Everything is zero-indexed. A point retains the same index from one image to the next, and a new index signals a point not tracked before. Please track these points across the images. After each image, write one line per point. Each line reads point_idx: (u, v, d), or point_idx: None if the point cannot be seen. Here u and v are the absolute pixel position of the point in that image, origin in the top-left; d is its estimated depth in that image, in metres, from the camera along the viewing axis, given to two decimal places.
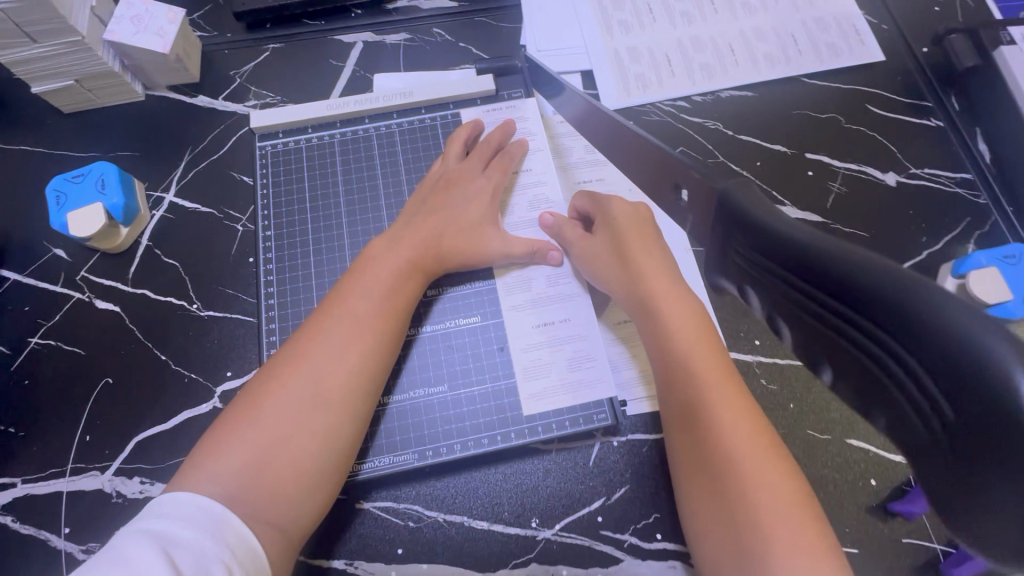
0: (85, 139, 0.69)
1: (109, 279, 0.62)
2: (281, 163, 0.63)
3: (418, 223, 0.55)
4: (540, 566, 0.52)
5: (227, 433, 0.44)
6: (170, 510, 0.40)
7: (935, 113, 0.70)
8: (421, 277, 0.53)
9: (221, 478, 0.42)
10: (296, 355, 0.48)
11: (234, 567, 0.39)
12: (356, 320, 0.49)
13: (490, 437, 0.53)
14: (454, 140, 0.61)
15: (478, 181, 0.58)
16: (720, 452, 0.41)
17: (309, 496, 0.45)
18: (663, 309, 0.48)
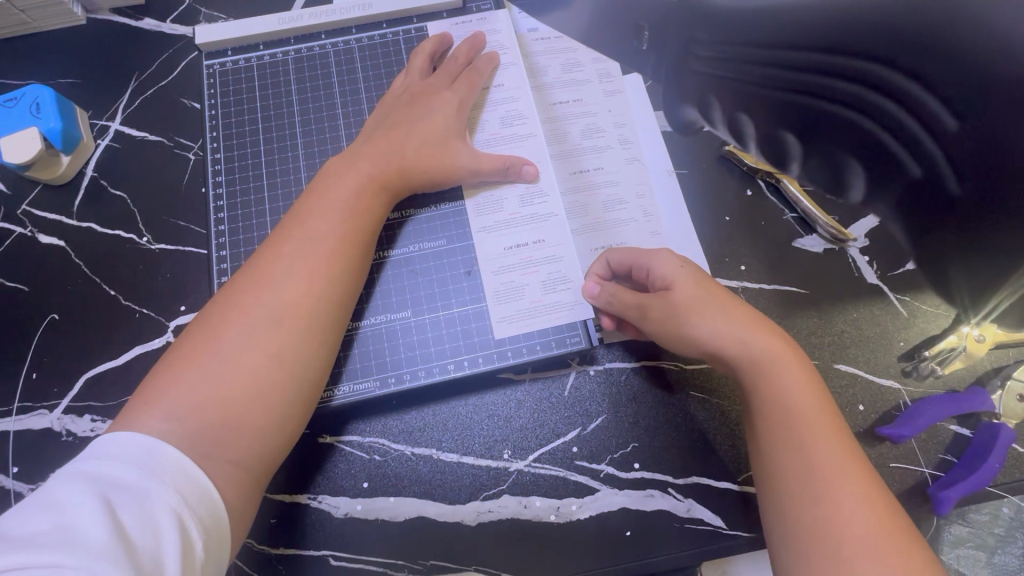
0: (22, 66, 0.63)
1: (52, 213, 0.58)
2: (231, 83, 0.58)
3: (378, 138, 0.51)
4: (512, 498, 0.49)
5: (179, 364, 0.40)
6: (113, 451, 0.35)
7: None
8: (385, 195, 0.50)
9: (173, 414, 0.38)
10: (252, 279, 0.44)
11: (186, 514, 0.35)
12: (319, 241, 0.45)
13: (457, 364, 0.50)
14: (418, 52, 0.56)
15: (444, 94, 0.54)
16: (819, 478, 0.38)
17: (273, 429, 0.41)
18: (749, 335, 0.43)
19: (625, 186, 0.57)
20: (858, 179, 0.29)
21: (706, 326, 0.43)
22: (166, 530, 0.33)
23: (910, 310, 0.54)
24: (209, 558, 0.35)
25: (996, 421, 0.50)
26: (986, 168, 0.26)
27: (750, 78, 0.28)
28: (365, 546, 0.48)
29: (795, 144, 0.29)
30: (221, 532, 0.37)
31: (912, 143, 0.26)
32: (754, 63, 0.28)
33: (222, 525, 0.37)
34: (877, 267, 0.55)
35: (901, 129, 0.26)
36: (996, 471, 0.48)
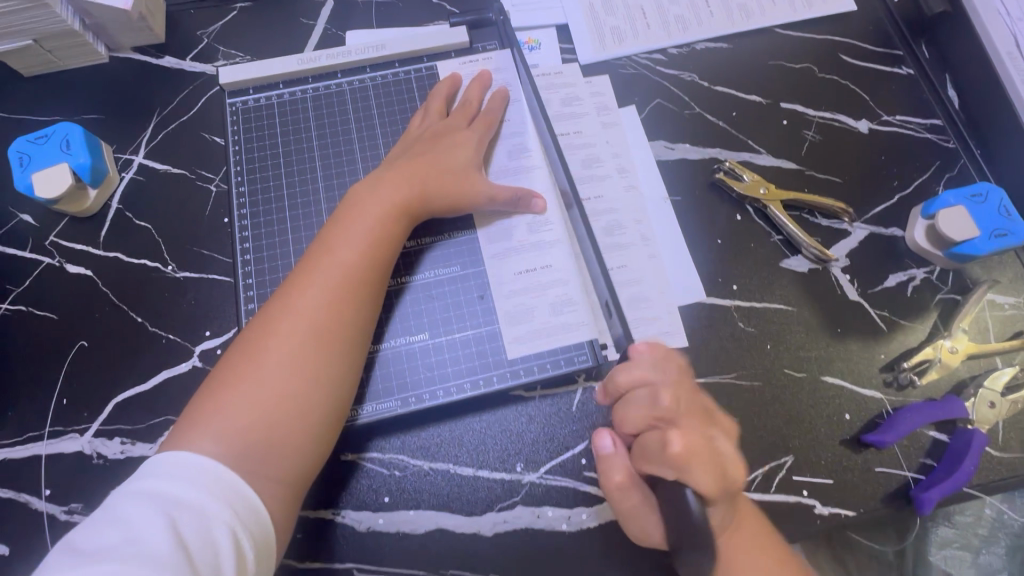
0: (50, 103, 0.67)
1: (80, 244, 0.61)
2: (253, 120, 0.62)
3: (397, 171, 0.54)
4: (526, 509, 0.52)
5: (220, 389, 0.43)
6: (170, 470, 0.39)
7: (907, 62, 0.70)
8: (405, 223, 0.53)
9: (220, 438, 0.41)
10: (282, 306, 0.47)
11: (240, 530, 0.38)
12: (342, 269, 0.48)
13: (473, 382, 0.54)
14: (435, 95, 0.60)
15: (463, 133, 0.58)
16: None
17: (310, 447, 0.44)
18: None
19: (624, 213, 0.62)
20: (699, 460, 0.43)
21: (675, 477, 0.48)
22: (224, 545, 0.37)
23: (888, 325, 0.59)
24: (260, 568, 0.39)
25: (972, 426, 0.54)
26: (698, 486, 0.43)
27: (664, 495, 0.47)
28: (388, 557, 0.51)
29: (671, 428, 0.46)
30: (269, 543, 0.40)
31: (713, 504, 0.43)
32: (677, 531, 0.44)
33: (269, 536, 0.41)
34: (857, 284, 0.60)
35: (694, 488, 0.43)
36: (971, 474, 0.52)
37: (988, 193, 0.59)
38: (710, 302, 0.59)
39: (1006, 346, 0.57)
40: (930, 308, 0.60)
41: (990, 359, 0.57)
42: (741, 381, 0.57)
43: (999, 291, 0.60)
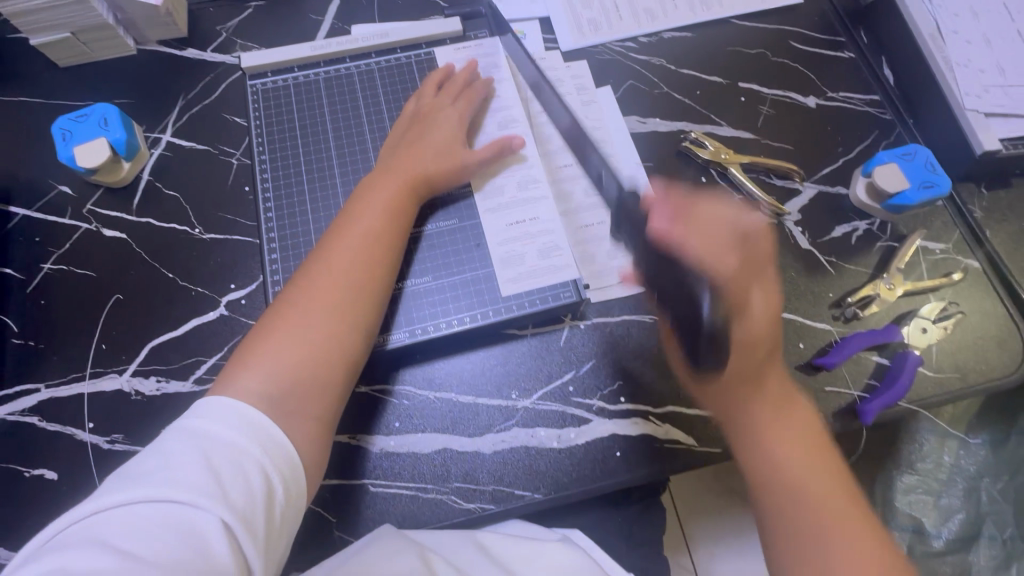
0: (82, 89, 0.74)
1: (115, 211, 0.67)
2: (272, 99, 0.70)
3: (402, 153, 0.62)
4: (521, 430, 0.59)
5: (260, 338, 0.49)
6: (207, 412, 0.43)
7: (848, 47, 0.79)
8: (414, 195, 0.60)
9: (265, 378, 0.47)
10: (312, 267, 0.53)
11: (269, 466, 0.43)
12: (366, 237, 0.55)
13: (472, 316, 0.61)
14: (428, 82, 0.68)
15: (444, 110, 0.66)
16: (813, 525, 0.47)
17: (340, 390, 0.51)
18: (778, 479, 0.49)
19: None
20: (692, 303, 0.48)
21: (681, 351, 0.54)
22: (255, 477, 0.41)
23: (835, 268, 0.67)
24: (289, 503, 0.43)
25: (908, 349, 0.62)
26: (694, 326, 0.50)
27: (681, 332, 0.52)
28: (399, 474, 0.57)
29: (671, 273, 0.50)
30: (298, 483, 0.45)
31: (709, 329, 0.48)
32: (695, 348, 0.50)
33: (298, 476, 0.45)
34: (808, 235, 0.69)
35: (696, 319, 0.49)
36: (906, 388, 0.60)
37: (916, 152, 0.68)
38: None
39: (936, 283, 0.65)
40: (872, 254, 0.68)
41: (924, 295, 0.66)
42: None
43: (930, 238, 0.69)
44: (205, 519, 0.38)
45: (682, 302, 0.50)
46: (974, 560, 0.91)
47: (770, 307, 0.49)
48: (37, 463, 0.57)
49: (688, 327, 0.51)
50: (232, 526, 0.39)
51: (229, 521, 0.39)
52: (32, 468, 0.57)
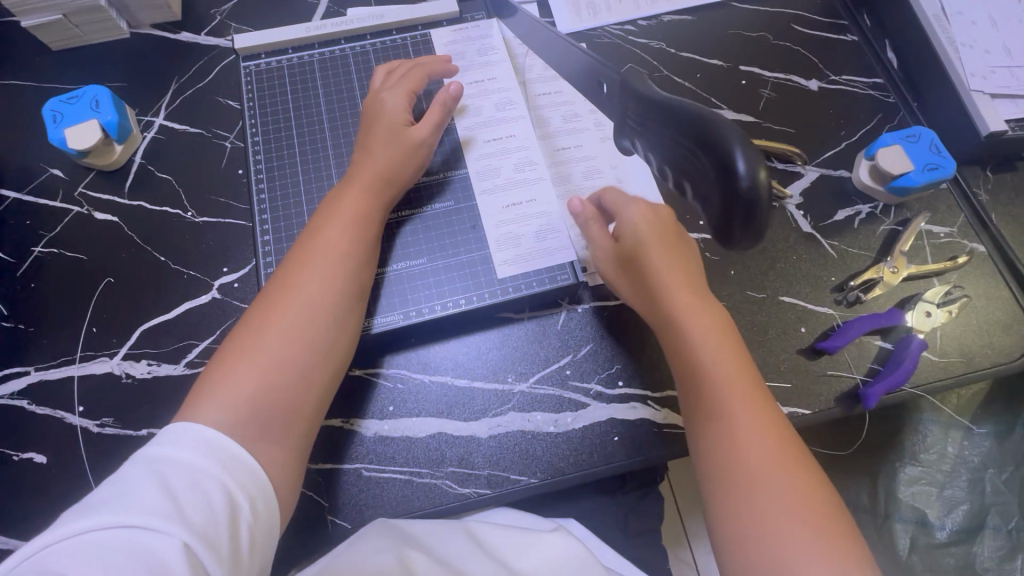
0: (75, 73, 0.73)
1: (107, 194, 0.67)
2: (266, 81, 0.69)
3: (362, 158, 0.58)
4: (517, 414, 0.58)
5: (223, 366, 0.47)
6: (168, 437, 0.42)
7: (851, 30, 0.78)
8: (379, 202, 0.57)
9: (227, 409, 0.44)
10: (275, 288, 0.51)
11: (233, 486, 0.41)
12: (334, 252, 0.53)
13: (467, 298, 0.60)
14: (381, 70, 0.64)
15: (386, 94, 0.61)
16: (721, 406, 0.49)
17: (311, 416, 0.50)
18: (701, 383, 0.50)
19: (601, 160, 0.68)
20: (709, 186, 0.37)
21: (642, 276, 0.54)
22: (218, 497, 0.39)
23: (837, 252, 0.66)
24: (254, 526, 0.41)
25: (911, 334, 0.61)
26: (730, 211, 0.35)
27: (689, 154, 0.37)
28: (393, 459, 0.56)
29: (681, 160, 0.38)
30: (266, 504, 0.43)
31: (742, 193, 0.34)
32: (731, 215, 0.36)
33: (268, 495, 0.43)
34: (810, 219, 0.67)
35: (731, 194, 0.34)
36: (911, 372, 0.59)
37: (921, 133, 0.67)
38: None
39: (941, 267, 0.64)
40: (875, 237, 0.67)
41: (928, 280, 0.65)
42: None
43: (934, 222, 0.67)
44: (164, 542, 0.36)
45: (706, 170, 0.36)
46: (978, 553, 0.89)
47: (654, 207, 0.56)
48: (26, 446, 0.56)
49: (709, 204, 0.37)
50: (193, 547, 0.36)
51: (191, 541, 0.36)
52: (21, 451, 0.56)
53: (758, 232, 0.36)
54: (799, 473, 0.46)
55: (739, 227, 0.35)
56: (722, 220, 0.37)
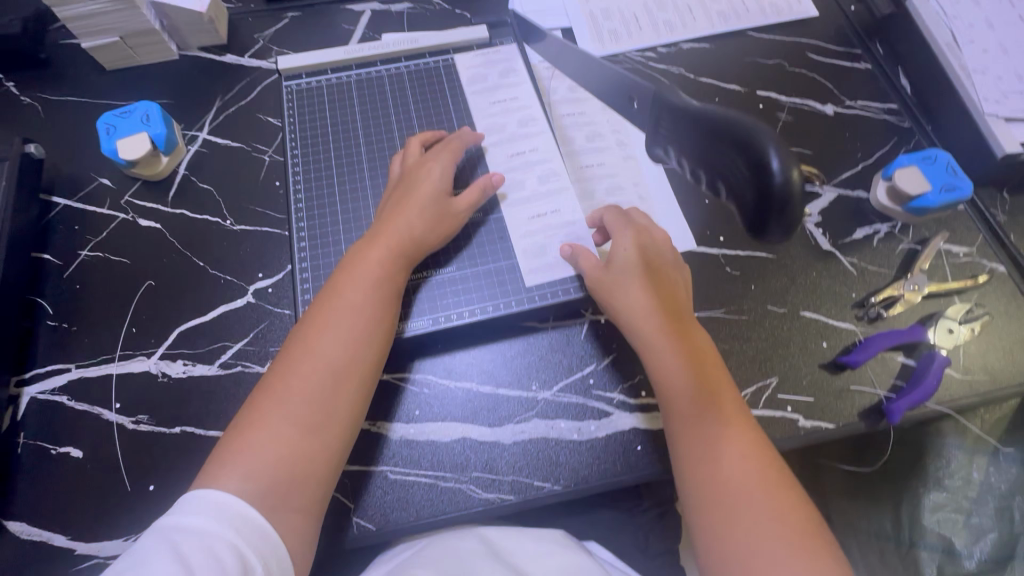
0: (126, 90, 0.78)
1: (152, 203, 0.70)
2: (305, 100, 0.73)
3: (387, 220, 0.60)
4: (541, 421, 0.59)
5: (244, 429, 0.50)
6: (181, 507, 0.45)
7: (864, 58, 0.81)
8: (402, 263, 0.59)
9: (246, 477, 0.47)
10: (295, 350, 0.53)
11: (243, 547, 0.44)
12: (353, 310, 0.55)
13: (494, 306, 0.62)
14: (416, 138, 0.67)
15: (430, 165, 0.63)
16: (711, 437, 0.50)
17: (327, 481, 0.51)
18: (681, 408, 0.52)
19: (624, 178, 0.70)
20: (740, 183, 0.38)
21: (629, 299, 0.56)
22: (228, 557, 0.42)
23: (857, 269, 0.67)
24: None
25: (935, 350, 0.61)
26: (765, 207, 0.37)
27: (716, 151, 0.39)
28: (418, 463, 0.57)
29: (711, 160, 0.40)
30: (275, 563, 0.46)
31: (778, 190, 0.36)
32: (763, 211, 0.37)
33: (278, 553, 0.46)
34: (829, 237, 0.69)
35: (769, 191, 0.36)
36: (934, 389, 0.59)
37: (937, 155, 0.69)
38: (700, 250, 0.67)
39: (962, 285, 0.65)
40: (894, 256, 0.68)
41: (949, 298, 0.65)
42: (728, 315, 0.64)
43: (953, 241, 0.68)
44: None
45: (738, 170, 0.38)
46: None
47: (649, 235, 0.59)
48: (63, 441, 0.58)
49: (741, 204, 0.39)
50: None
51: None
52: (58, 446, 0.58)
53: (792, 225, 0.38)
54: (788, 503, 0.47)
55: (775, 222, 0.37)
56: (756, 216, 0.38)
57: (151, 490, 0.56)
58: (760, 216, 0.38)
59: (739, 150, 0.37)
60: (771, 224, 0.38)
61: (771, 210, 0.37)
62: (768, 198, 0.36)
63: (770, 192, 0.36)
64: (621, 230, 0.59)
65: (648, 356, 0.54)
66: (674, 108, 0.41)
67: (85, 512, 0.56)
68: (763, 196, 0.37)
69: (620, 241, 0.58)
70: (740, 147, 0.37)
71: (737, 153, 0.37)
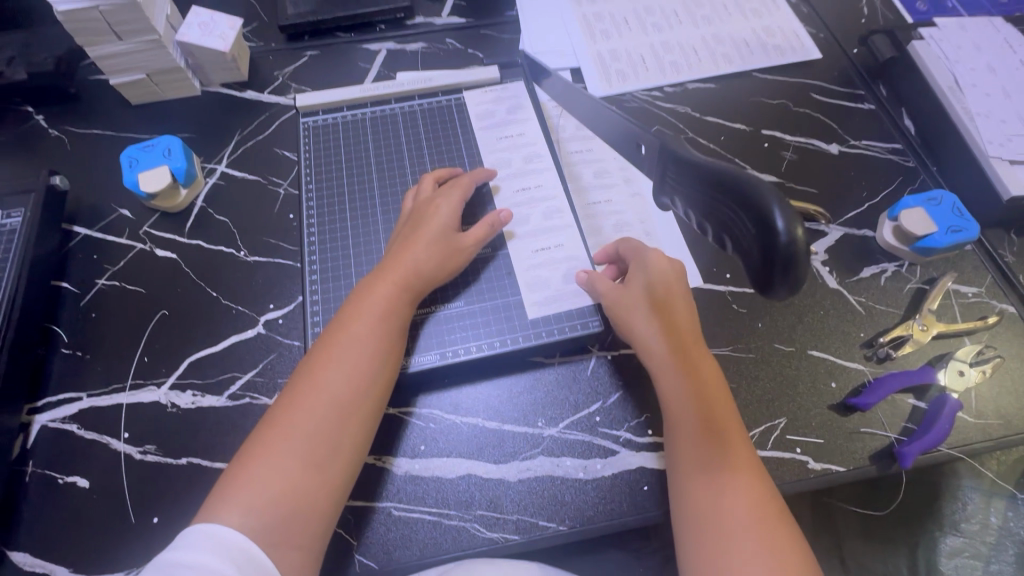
0: (149, 124, 0.80)
1: (169, 233, 0.72)
2: (321, 136, 0.76)
3: (396, 254, 0.61)
4: (546, 459, 0.58)
5: (248, 461, 0.50)
6: (185, 542, 0.45)
7: (867, 99, 0.83)
8: (408, 296, 0.59)
9: (249, 513, 0.47)
10: (301, 382, 0.54)
11: None
12: (359, 342, 0.55)
13: (501, 340, 0.62)
14: (429, 175, 0.68)
15: (440, 201, 0.64)
16: (713, 466, 0.50)
17: (330, 516, 0.51)
18: (689, 433, 0.52)
19: (630, 214, 0.71)
20: (748, 237, 0.39)
21: (640, 323, 0.58)
22: None
23: (865, 308, 0.67)
24: None
25: (945, 393, 0.60)
26: (771, 262, 0.37)
27: (723, 204, 0.40)
28: (422, 500, 0.56)
29: (719, 213, 0.40)
30: None
31: (783, 246, 0.36)
32: (770, 266, 0.37)
33: None
34: (836, 276, 0.69)
35: (774, 247, 0.36)
36: (946, 433, 0.58)
37: (943, 197, 0.69)
38: (707, 288, 0.67)
39: (971, 326, 0.64)
40: (902, 295, 0.68)
41: (959, 339, 0.65)
42: (736, 353, 0.64)
43: (962, 282, 0.68)
44: None
45: (745, 225, 0.38)
46: None
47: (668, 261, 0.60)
48: (71, 470, 0.58)
49: (749, 257, 0.40)
50: None
51: None
52: (65, 475, 0.58)
53: (798, 282, 0.38)
54: (783, 543, 0.46)
55: (780, 278, 0.37)
56: (761, 271, 0.38)
57: (155, 523, 0.56)
58: (767, 272, 0.38)
59: (745, 204, 0.38)
60: (776, 281, 0.38)
61: (777, 266, 0.37)
62: (773, 254, 0.37)
63: (774, 249, 0.36)
64: (639, 256, 0.61)
65: (659, 378, 0.56)
66: (682, 161, 0.42)
67: (88, 544, 0.55)
68: (768, 252, 0.37)
69: (638, 266, 0.60)
70: (746, 201, 0.38)
71: (743, 208, 0.38)
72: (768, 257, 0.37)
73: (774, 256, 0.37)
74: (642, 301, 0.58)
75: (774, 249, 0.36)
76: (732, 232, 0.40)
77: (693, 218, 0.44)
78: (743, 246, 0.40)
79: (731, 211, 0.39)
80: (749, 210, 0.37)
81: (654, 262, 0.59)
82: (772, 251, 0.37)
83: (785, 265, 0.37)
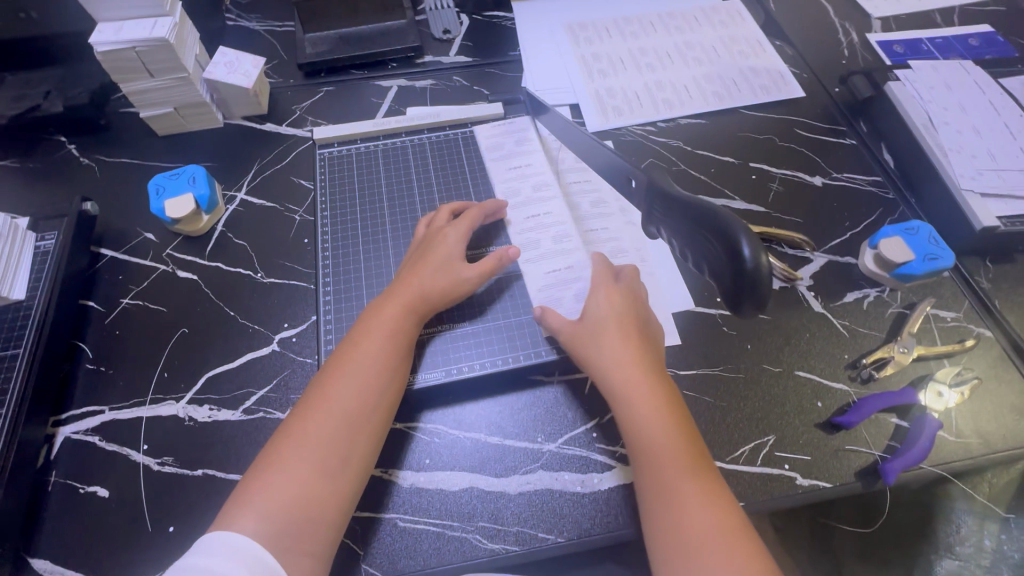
0: (174, 154, 0.86)
1: (190, 256, 0.76)
2: (337, 165, 0.82)
3: (406, 278, 0.65)
4: (546, 473, 0.61)
5: (262, 471, 0.53)
6: (205, 547, 0.48)
7: (849, 135, 0.88)
8: (416, 317, 0.63)
9: (261, 520, 0.50)
10: (313, 397, 0.57)
11: None
12: (369, 360, 0.59)
13: (503, 358, 0.66)
14: (442, 207, 0.73)
15: (449, 231, 0.69)
16: (675, 486, 0.52)
17: (337, 527, 0.53)
18: (651, 455, 0.54)
19: (626, 241, 0.75)
20: (720, 262, 0.43)
21: (599, 350, 0.60)
22: None
23: (849, 331, 0.70)
24: None
25: (926, 413, 0.63)
26: (741, 283, 0.41)
27: (698, 232, 0.44)
28: (426, 511, 0.59)
29: (697, 240, 0.45)
30: None
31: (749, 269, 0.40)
32: (741, 287, 0.41)
33: None
34: (821, 300, 0.73)
35: (742, 270, 0.40)
36: (927, 450, 0.61)
37: (919, 227, 0.73)
38: (698, 311, 0.71)
39: (950, 348, 0.68)
40: (884, 318, 0.71)
41: (938, 361, 0.68)
42: (726, 373, 0.67)
43: (940, 307, 0.72)
44: None
45: (717, 252, 0.42)
46: None
47: (620, 296, 0.64)
48: (91, 480, 0.61)
49: (722, 281, 0.43)
50: None
51: None
52: (86, 484, 0.61)
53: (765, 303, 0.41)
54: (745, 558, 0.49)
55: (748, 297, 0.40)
56: (733, 292, 0.42)
57: (170, 531, 0.59)
58: (738, 293, 0.42)
59: (717, 233, 0.42)
60: (744, 301, 0.42)
61: (745, 287, 0.41)
62: (742, 276, 0.40)
63: (741, 272, 0.40)
64: (596, 290, 0.65)
65: (619, 403, 0.58)
66: (664, 195, 0.47)
67: (105, 551, 0.58)
68: (738, 274, 0.41)
69: (595, 299, 0.64)
70: (717, 229, 0.42)
71: (714, 235, 0.42)
72: (738, 279, 0.41)
73: (743, 278, 0.40)
74: (603, 325, 0.62)
75: (742, 271, 0.40)
76: (707, 258, 0.44)
77: (675, 245, 0.49)
78: (718, 270, 0.43)
79: (705, 239, 0.43)
80: (720, 237, 0.41)
81: (606, 297, 0.64)
82: (741, 274, 0.40)
83: (752, 286, 0.40)
